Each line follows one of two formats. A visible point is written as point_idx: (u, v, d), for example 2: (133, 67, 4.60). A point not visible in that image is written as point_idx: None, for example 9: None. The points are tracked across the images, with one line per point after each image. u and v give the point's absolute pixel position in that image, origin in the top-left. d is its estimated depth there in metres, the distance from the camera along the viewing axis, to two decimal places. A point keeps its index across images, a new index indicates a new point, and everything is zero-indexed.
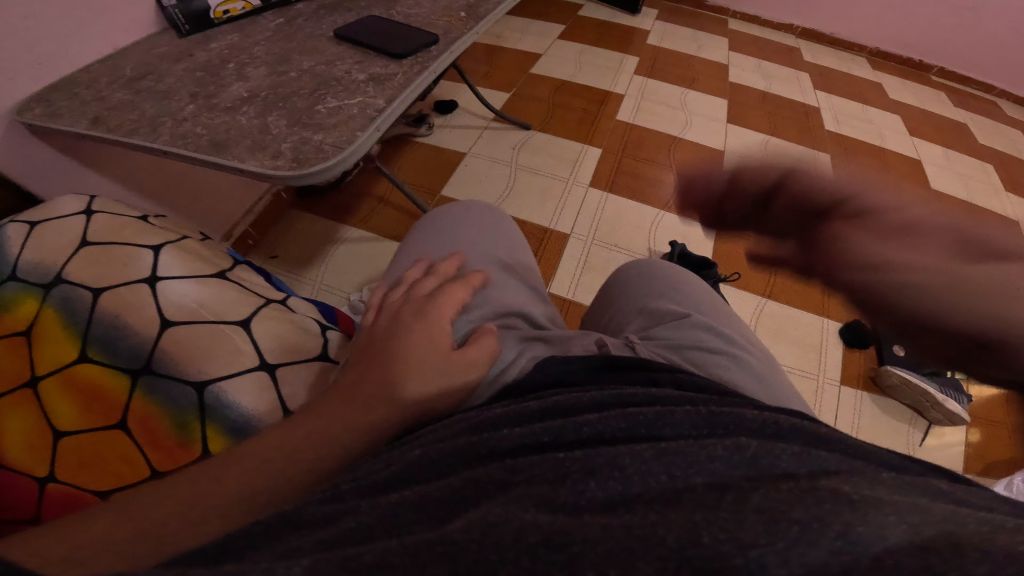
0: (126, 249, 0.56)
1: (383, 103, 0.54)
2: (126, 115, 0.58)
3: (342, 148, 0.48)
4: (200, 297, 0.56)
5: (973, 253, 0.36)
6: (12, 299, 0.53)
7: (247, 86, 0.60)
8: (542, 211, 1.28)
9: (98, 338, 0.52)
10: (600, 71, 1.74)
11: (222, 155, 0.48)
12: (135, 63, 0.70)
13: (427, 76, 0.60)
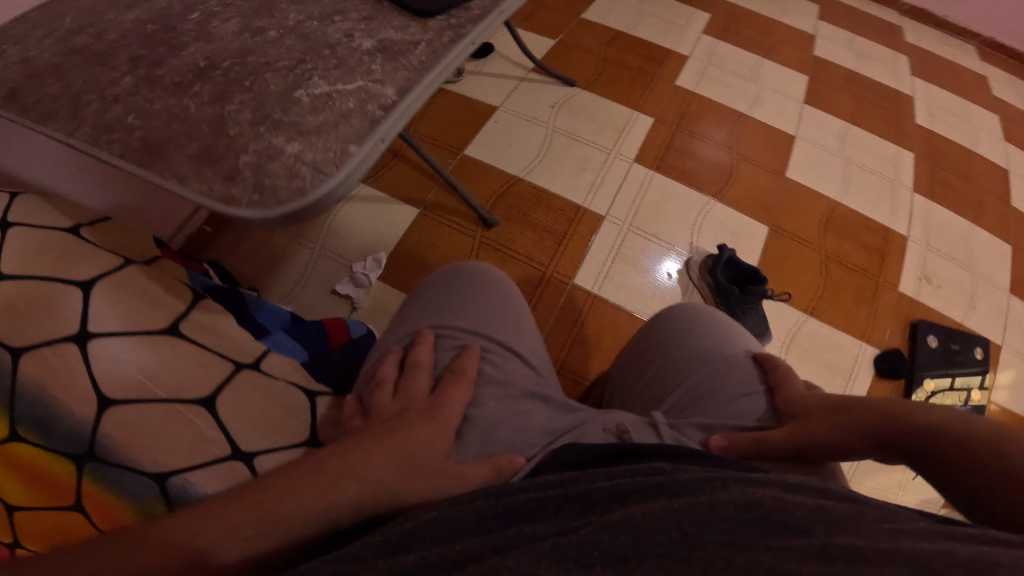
0: (53, 289, 0.55)
1: (393, 96, 0.38)
2: (46, 89, 0.43)
3: (328, 174, 0.34)
4: (147, 366, 0.52)
5: (838, 408, 0.49)
6: None
7: (207, 50, 0.44)
8: (576, 187, 1.07)
9: (25, 417, 0.51)
10: (664, 27, 1.50)
11: (157, 169, 0.34)
12: (79, 9, 0.54)
13: (460, 50, 0.42)
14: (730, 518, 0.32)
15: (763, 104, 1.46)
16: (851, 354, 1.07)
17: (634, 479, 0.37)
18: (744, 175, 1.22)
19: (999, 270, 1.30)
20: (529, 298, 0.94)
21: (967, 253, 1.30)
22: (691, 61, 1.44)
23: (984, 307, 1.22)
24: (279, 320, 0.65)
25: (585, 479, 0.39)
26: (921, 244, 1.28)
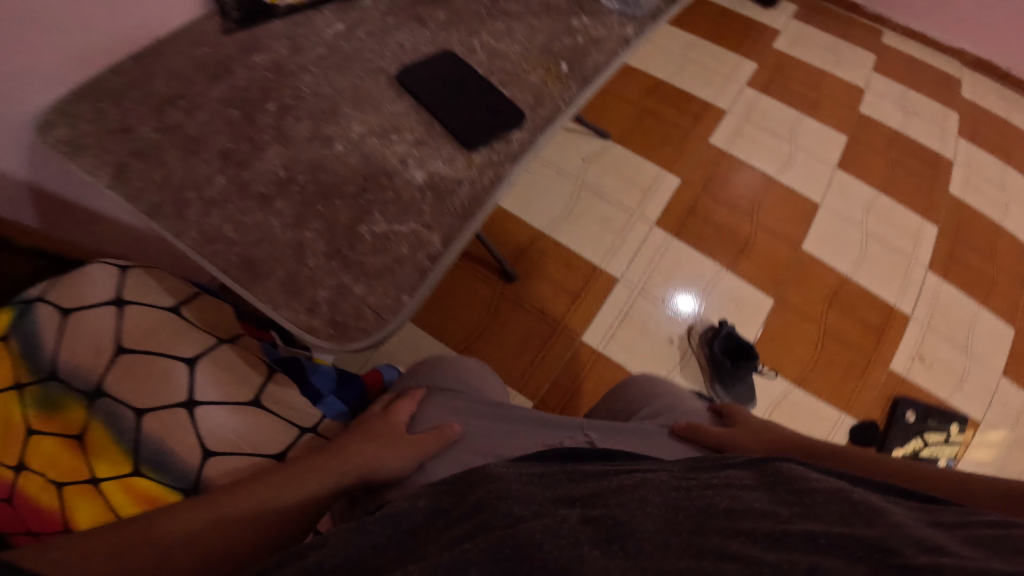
0: (162, 363, 0.56)
1: (439, 246, 0.47)
2: (150, 173, 0.51)
3: (386, 319, 0.44)
4: (238, 428, 0.56)
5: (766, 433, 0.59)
6: (58, 399, 0.54)
7: (284, 156, 0.51)
8: (597, 247, 1.12)
9: (148, 457, 0.54)
10: (705, 76, 1.54)
11: (252, 291, 0.44)
12: (171, 73, 0.61)
13: (497, 197, 0.50)
14: (693, 510, 0.39)
15: (794, 168, 1.45)
16: (829, 422, 1.13)
17: (596, 483, 0.43)
18: (761, 246, 1.25)
19: (996, 352, 1.32)
20: (537, 350, 1.01)
21: (967, 333, 1.33)
22: (727, 117, 1.47)
23: (972, 388, 1.26)
24: (329, 380, 0.64)
25: (558, 482, 0.44)
26: (923, 323, 1.30)
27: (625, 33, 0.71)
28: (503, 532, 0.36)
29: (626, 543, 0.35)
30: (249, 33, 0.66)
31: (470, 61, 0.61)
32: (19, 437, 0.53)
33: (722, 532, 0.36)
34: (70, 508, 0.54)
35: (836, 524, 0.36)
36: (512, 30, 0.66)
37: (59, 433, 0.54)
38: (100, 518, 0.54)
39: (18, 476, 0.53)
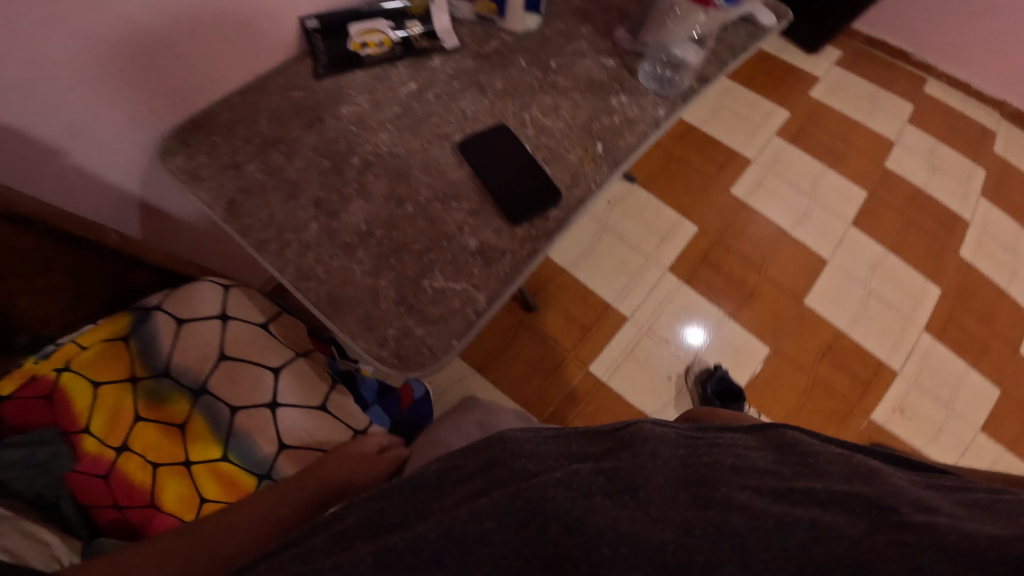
0: (254, 370, 0.70)
1: (484, 302, 0.59)
2: (258, 212, 0.64)
3: (437, 356, 0.57)
4: (308, 427, 0.70)
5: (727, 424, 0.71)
6: (167, 395, 0.68)
7: (366, 211, 0.64)
8: (611, 286, 1.28)
9: (236, 445, 0.68)
10: (736, 122, 1.64)
11: (337, 324, 0.57)
12: (271, 113, 0.73)
13: (533, 264, 0.62)
14: (703, 466, 0.46)
15: (808, 222, 1.52)
16: None
17: (624, 446, 0.52)
18: (765, 295, 1.36)
19: (978, 410, 1.37)
20: (545, 375, 1.17)
21: (950, 391, 1.38)
22: (750, 166, 1.56)
23: (947, 442, 1.32)
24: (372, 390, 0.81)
25: (570, 442, 0.56)
26: (908, 378, 1.37)
27: (655, 111, 0.80)
28: (520, 488, 0.43)
29: (644, 492, 0.42)
30: (335, 81, 0.77)
31: (520, 135, 0.72)
32: (128, 420, 0.67)
33: (737, 486, 0.43)
34: (159, 485, 0.67)
35: (837, 485, 0.42)
36: (559, 106, 0.77)
37: (162, 421, 0.68)
38: (186, 493, 0.67)
39: (122, 455, 0.66)
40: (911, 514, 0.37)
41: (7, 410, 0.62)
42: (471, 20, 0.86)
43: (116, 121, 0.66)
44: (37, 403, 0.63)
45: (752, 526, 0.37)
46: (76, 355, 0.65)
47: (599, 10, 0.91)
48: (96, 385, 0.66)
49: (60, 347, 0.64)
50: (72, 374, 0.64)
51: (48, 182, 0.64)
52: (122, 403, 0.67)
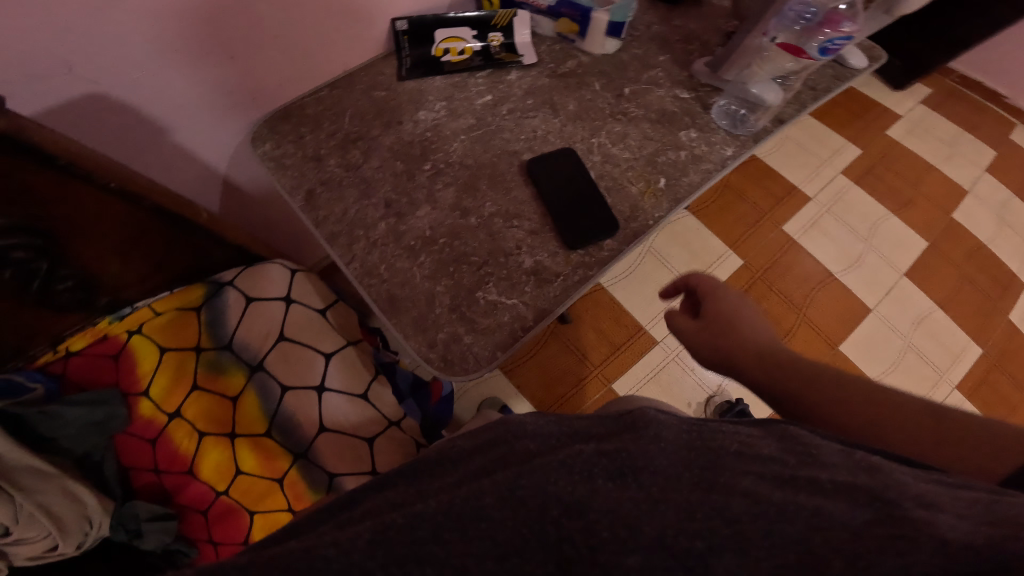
0: (307, 354, 0.72)
1: (531, 320, 0.62)
2: (333, 205, 0.69)
3: (481, 366, 0.60)
4: (346, 413, 0.72)
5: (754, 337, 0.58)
6: (226, 368, 0.72)
7: (431, 217, 0.68)
8: (646, 309, 1.31)
9: (279, 423, 0.71)
10: (800, 158, 1.60)
11: (392, 322, 0.61)
12: (354, 110, 0.77)
13: (583, 290, 0.64)
14: (704, 448, 0.41)
15: (859, 268, 1.47)
16: None
17: (617, 421, 0.47)
18: (801, 335, 1.35)
19: None
20: (569, 387, 1.22)
21: None
22: (807, 204, 1.53)
23: None
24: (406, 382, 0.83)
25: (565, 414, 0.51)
26: None
27: (724, 150, 0.80)
28: (514, 472, 0.39)
29: (640, 477, 0.38)
30: (416, 85, 0.81)
31: (586, 160, 0.74)
32: (186, 387, 0.70)
33: (738, 470, 0.38)
34: (200, 453, 0.70)
35: (841, 473, 0.37)
36: (627, 134, 0.78)
37: (217, 392, 0.71)
38: (223, 463, 0.70)
39: (173, 420, 0.70)
40: (916, 509, 0.33)
41: (74, 363, 0.65)
42: (552, 38, 0.87)
43: (220, 107, 0.71)
44: (106, 360, 0.67)
45: (752, 514, 0.34)
46: (148, 320, 0.68)
47: (680, 41, 0.92)
48: (161, 351, 0.69)
49: (135, 311, 0.67)
50: (142, 337, 0.68)
51: (154, 158, 0.69)
52: (183, 371, 0.70)
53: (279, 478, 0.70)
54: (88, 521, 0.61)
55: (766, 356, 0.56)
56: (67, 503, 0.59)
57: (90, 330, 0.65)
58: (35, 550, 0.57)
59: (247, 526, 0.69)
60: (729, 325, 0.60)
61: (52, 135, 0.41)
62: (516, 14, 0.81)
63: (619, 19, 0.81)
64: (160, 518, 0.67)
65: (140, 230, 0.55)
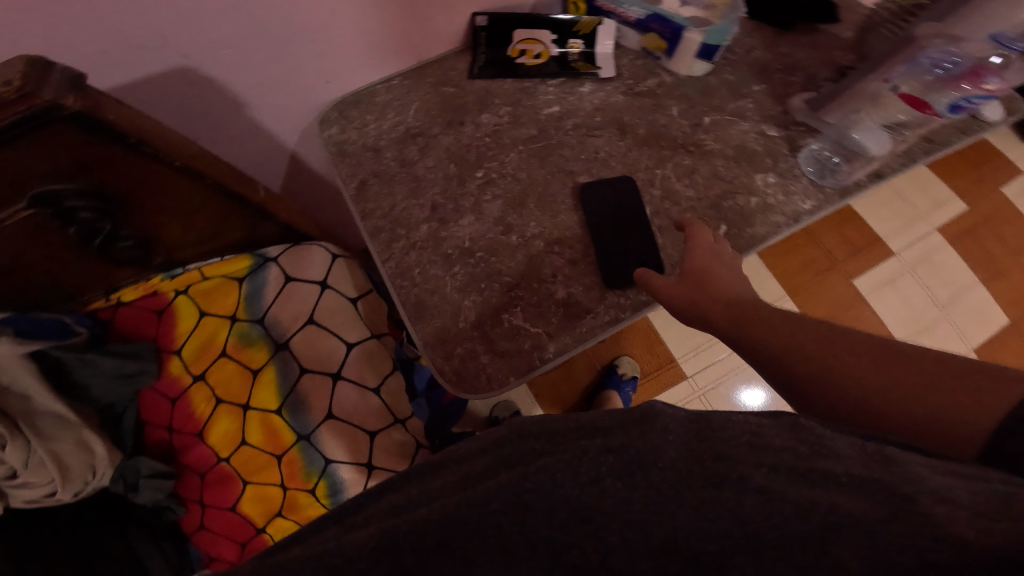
0: (330, 341, 0.71)
1: (551, 352, 0.61)
2: (382, 199, 0.70)
3: (493, 388, 0.60)
4: (356, 404, 0.71)
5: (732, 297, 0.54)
6: (254, 340, 0.69)
7: (473, 227, 0.67)
8: (682, 340, 1.24)
9: (291, 403, 0.69)
10: (894, 208, 1.43)
11: (415, 328, 0.62)
12: (420, 105, 0.77)
13: (609, 331, 0.63)
14: (712, 438, 0.39)
15: (928, 337, 1.31)
16: None
17: (622, 411, 0.43)
18: None
19: None
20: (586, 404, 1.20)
21: None
22: (888, 259, 1.38)
23: None
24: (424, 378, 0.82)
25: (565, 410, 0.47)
26: None
27: (801, 202, 0.74)
28: (520, 470, 0.39)
29: (648, 475, 0.36)
30: (485, 86, 0.79)
31: (645, 193, 0.70)
32: (214, 352, 0.69)
33: (747, 464, 0.36)
34: (212, 418, 0.69)
35: (858, 466, 0.35)
36: (696, 169, 0.73)
37: (241, 362, 0.69)
38: (231, 431, 0.68)
39: (195, 383, 0.68)
40: (934, 504, 0.31)
41: (124, 313, 0.67)
42: (636, 51, 0.81)
43: (294, 88, 0.72)
44: (149, 314, 0.68)
45: (765, 517, 0.33)
46: (195, 282, 0.68)
47: (781, 71, 0.83)
48: (200, 315, 0.69)
49: (185, 272, 0.67)
50: (186, 298, 0.68)
51: (229, 130, 0.72)
52: (215, 337, 0.69)
53: (279, 456, 0.69)
54: (92, 472, 0.65)
55: (739, 310, 0.53)
56: (76, 452, 0.63)
57: (141, 283, 0.66)
58: (35, 494, 0.62)
59: (239, 497, 0.71)
60: (706, 278, 0.56)
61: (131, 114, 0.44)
62: (601, 21, 0.77)
63: (713, 42, 0.73)
64: (159, 477, 0.69)
65: (200, 205, 0.57)
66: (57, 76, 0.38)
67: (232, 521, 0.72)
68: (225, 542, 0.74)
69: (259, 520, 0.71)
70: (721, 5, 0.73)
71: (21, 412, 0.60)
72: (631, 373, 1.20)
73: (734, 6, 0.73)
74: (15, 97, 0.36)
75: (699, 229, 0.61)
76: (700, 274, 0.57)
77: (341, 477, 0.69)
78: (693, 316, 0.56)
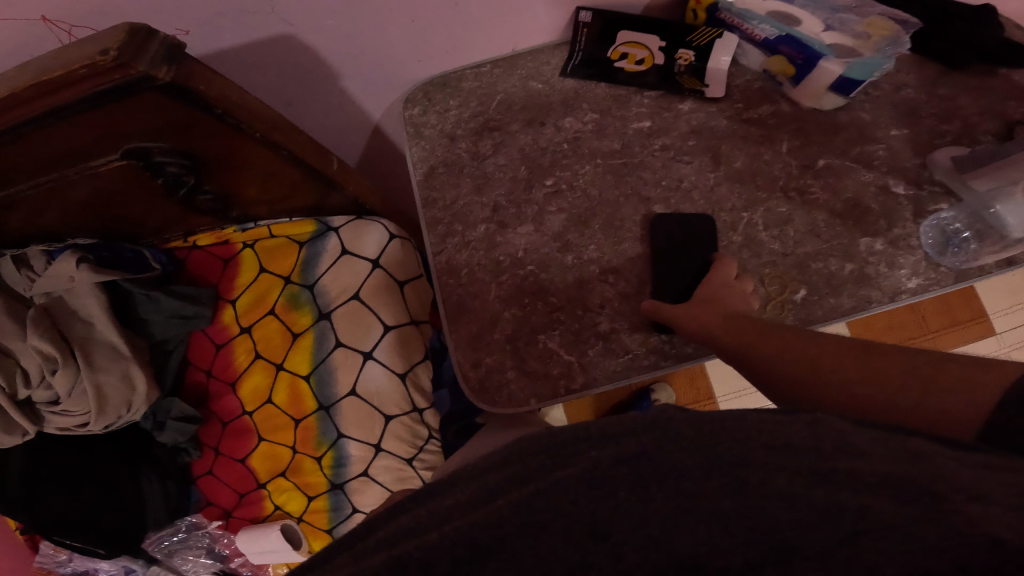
0: (370, 321, 0.73)
1: (579, 385, 0.60)
2: (447, 190, 0.69)
3: (511, 405, 0.60)
4: (381, 386, 0.74)
5: (731, 318, 0.54)
6: (301, 306, 0.76)
7: (529, 238, 0.64)
8: (726, 379, 1.16)
9: (320, 374, 0.75)
10: (1012, 280, 1.20)
11: (452, 329, 0.62)
12: (504, 97, 0.74)
13: (642, 377, 0.60)
14: (728, 453, 0.33)
15: None
16: None
17: (628, 418, 0.37)
18: None
19: None
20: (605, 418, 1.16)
21: None
22: (982, 339, 1.17)
23: None
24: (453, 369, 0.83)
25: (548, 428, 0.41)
26: None
27: (905, 279, 0.64)
28: (531, 488, 0.34)
29: (664, 485, 0.32)
30: (576, 87, 0.74)
31: (723, 237, 0.64)
32: (264, 308, 0.77)
33: (765, 466, 0.32)
34: (249, 371, 0.78)
35: (882, 463, 0.31)
36: (790, 217, 0.65)
37: (286, 322, 0.76)
38: (263, 385, 0.78)
39: (241, 334, 0.78)
40: (966, 503, 0.28)
41: (197, 255, 0.78)
42: (755, 72, 0.73)
43: (388, 63, 0.72)
44: (217, 261, 0.78)
45: (796, 524, 0.30)
46: (263, 238, 0.76)
47: (928, 119, 0.70)
48: (260, 270, 0.77)
49: (256, 228, 0.75)
50: (251, 252, 0.77)
51: (319, 96, 0.75)
52: (268, 293, 0.77)
53: (298, 419, 0.76)
54: (126, 407, 0.74)
55: (735, 321, 0.54)
56: (120, 386, 0.73)
57: (216, 232, 0.77)
58: (66, 423, 0.73)
59: (251, 451, 0.80)
60: (723, 305, 0.56)
61: (215, 80, 0.52)
62: (721, 34, 0.69)
63: (856, 76, 0.63)
64: (184, 420, 0.79)
65: (263, 161, 0.63)
66: (156, 44, 0.47)
67: (238, 471, 0.82)
68: (226, 489, 0.84)
69: (262, 476, 0.81)
70: (877, 35, 0.63)
71: (81, 346, 0.71)
72: (664, 400, 1.14)
73: (897, 41, 0.62)
74: (114, 66, 0.45)
75: (727, 263, 0.60)
76: (707, 293, 0.58)
77: (347, 452, 0.75)
78: (699, 321, 0.55)
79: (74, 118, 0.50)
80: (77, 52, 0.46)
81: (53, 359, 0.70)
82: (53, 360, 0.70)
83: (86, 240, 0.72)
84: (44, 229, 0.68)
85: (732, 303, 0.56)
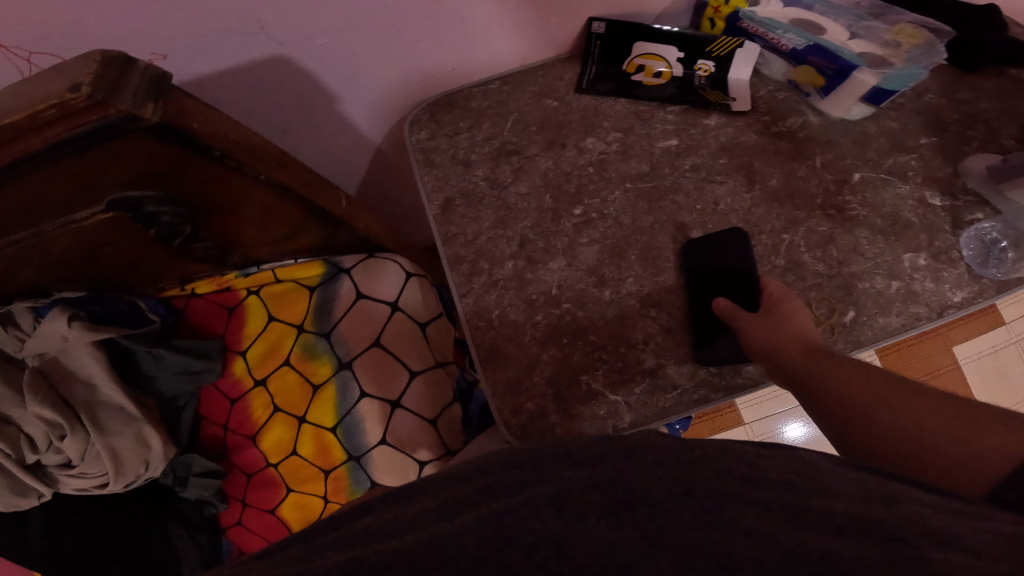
0: (393, 367, 0.70)
1: (627, 424, 0.56)
2: (466, 223, 0.65)
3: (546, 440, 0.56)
4: (412, 431, 0.69)
5: (802, 345, 0.50)
6: (318, 353, 0.71)
7: (562, 274, 0.61)
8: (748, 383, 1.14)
9: (346, 424, 0.69)
10: None
11: (486, 373, 0.59)
12: (518, 118, 0.69)
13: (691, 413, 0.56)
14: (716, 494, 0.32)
15: None
16: None
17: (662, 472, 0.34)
18: None
19: None
20: None
21: None
22: (994, 330, 1.15)
23: None
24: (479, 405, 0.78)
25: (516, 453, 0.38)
26: None
27: (950, 293, 0.61)
28: (501, 505, 0.33)
29: (638, 516, 0.31)
30: (595, 104, 0.69)
31: (765, 261, 0.62)
32: (279, 358, 0.72)
33: (748, 503, 0.32)
34: (269, 423, 0.72)
35: (848, 499, 0.32)
36: (830, 235, 0.62)
37: (304, 373, 0.71)
38: (285, 437, 0.71)
39: (256, 385, 0.72)
40: (931, 546, 0.29)
41: (198, 304, 0.72)
42: (778, 82, 0.69)
43: (392, 84, 0.67)
44: (220, 310, 0.73)
45: (756, 565, 0.29)
46: (269, 284, 0.71)
47: (958, 124, 0.68)
48: (270, 318, 0.71)
49: (259, 272, 0.70)
50: (256, 299, 0.71)
51: (318, 125, 0.69)
52: (281, 342, 0.72)
53: (326, 470, 0.70)
54: (144, 465, 0.67)
55: (813, 353, 0.49)
56: (134, 446, 0.66)
57: (216, 278, 0.71)
58: (84, 484, 0.66)
59: (280, 502, 0.73)
60: (788, 321, 0.53)
61: (209, 116, 0.45)
62: (743, 45, 0.64)
63: (890, 87, 0.60)
64: (207, 475, 0.73)
65: (264, 202, 0.56)
66: (136, 77, 0.40)
67: (268, 523, 0.75)
68: (258, 540, 0.77)
69: (295, 526, 0.74)
70: (908, 43, 0.59)
71: (86, 405, 0.64)
72: None
73: (932, 50, 0.58)
74: (89, 105, 0.38)
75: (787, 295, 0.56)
76: (775, 310, 0.54)
77: None
78: (760, 346, 0.52)
79: (52, 165, 0.43)
80: (37, 88, 0.39)
81: (60, 425, 0.63)
82: (59, 425, 0.63)
83: (74, 293, 0.64)
84: (27, 283, 0.60)
85: (801, 325, 0.53)
